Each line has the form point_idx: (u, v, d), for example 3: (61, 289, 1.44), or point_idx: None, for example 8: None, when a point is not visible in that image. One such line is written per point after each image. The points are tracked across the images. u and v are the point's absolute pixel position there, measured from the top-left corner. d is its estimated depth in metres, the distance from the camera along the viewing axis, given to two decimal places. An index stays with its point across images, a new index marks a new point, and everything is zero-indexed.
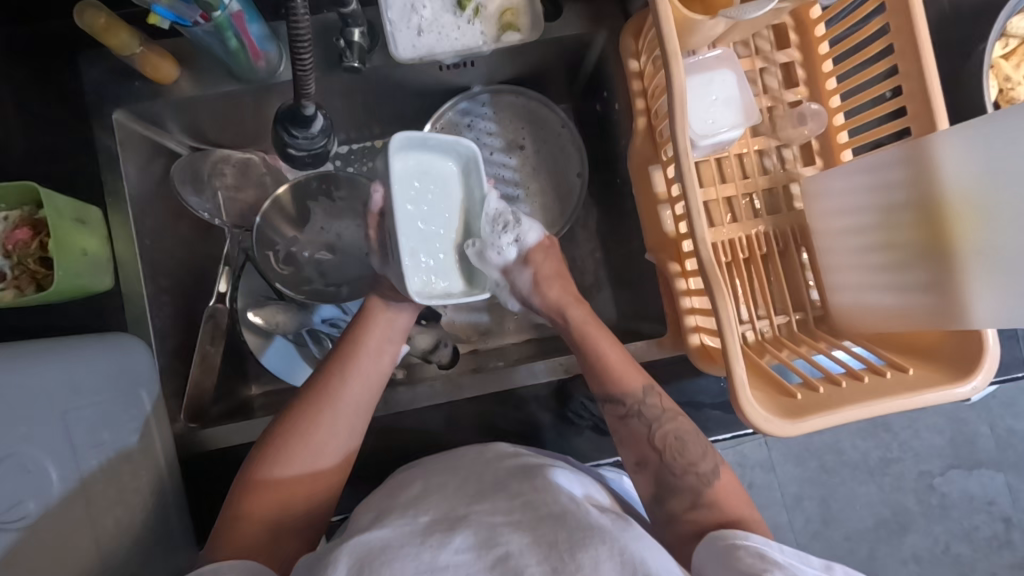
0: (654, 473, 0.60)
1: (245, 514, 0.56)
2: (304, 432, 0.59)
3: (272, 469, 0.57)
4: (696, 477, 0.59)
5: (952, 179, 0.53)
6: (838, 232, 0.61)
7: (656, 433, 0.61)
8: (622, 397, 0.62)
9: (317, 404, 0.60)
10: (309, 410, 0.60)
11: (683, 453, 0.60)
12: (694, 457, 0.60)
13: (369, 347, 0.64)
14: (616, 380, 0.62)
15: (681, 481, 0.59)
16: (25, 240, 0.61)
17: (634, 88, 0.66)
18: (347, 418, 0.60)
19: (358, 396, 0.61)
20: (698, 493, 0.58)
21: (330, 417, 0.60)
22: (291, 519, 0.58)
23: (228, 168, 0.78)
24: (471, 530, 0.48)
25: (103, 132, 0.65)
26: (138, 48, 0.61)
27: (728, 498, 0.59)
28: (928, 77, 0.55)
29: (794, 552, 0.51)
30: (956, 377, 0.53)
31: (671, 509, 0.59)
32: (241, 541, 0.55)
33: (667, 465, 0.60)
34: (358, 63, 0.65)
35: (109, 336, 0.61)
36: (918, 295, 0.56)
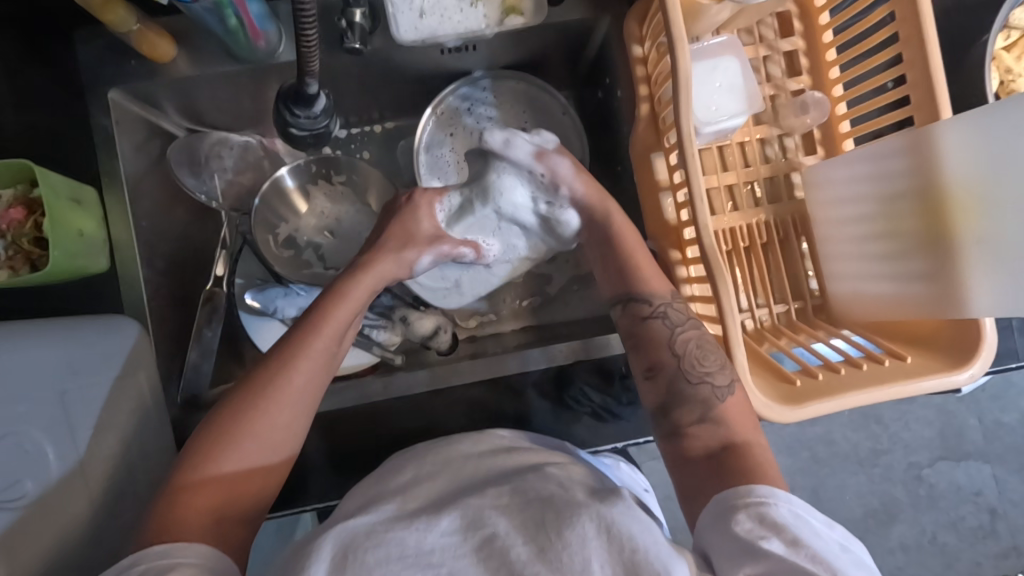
0: (668, 380, 0.59)
1: (186, 504, 0.51)
2: (256, 415, 0.55)
3: (225, 455, 0.53)
4: (712, 388, 0.56)
5: (952, 167, 0.53)
6: (836, 220, 0.61)
7: (677, 338, 0.60)
8: (646, 297, 0.63)
9: (275, 380, 0.56)
10: (269, 386, 0.56)
11: (702, 358, 0.58)
12: (712, 367, 0.57)
13: (333, 325, 0.61)
14: (634, 280, 0.65)
15: (693, 390, 0.57)
16: (19, 219, 0.60)
17: (638, 75, 0.65)
18: (311, 394, 0.57)
19: (317, 374, 0.58)
20: (709, 406, 0.56)
21: (292, 394, 0.56)
22: (237, 510, 0.53)
23: (226, 151, 0.77)
24: (457, 514, 0.49)
25: (99, 111, 0.65)
26: (135, 25, 0.60)
27: (740, 415, 0.55)
28: (933, 67, 0.55)
29: (800, 506, 0.47)
30: (955, 365, 0.54)
31: (677, 421, 0.57)
32: (184, 535, 0.49)
33: (683, 371, 0.58)
34: (359, 45, 0.64)
35: (106, 317, 0.57)
36: (916, 283, 0.56)
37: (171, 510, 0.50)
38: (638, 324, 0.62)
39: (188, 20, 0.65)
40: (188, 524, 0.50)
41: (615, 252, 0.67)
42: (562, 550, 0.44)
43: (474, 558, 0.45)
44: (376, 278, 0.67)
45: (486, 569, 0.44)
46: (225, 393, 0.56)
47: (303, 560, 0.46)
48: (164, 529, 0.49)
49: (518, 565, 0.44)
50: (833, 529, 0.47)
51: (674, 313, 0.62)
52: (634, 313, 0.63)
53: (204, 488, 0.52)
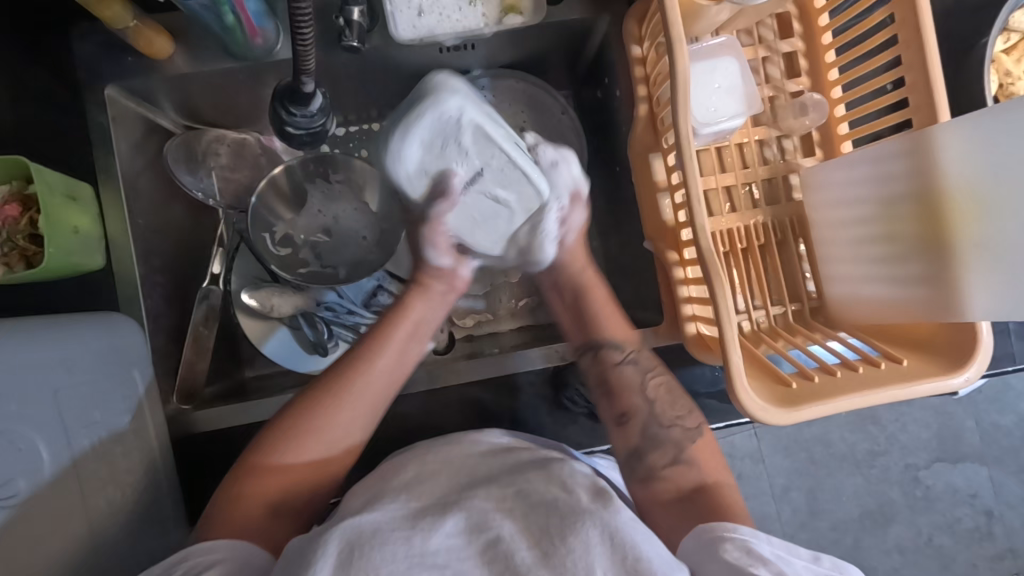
0: (642, 423, 0.65)
1: (246, 496, 0.56)
2: (320, 420, 0.59)
3: (286, 454, 0.58)
4: (682, 431, 0.64)
5: (952, 171, 0.53)
6: (834, 223, 0.61)
7: (648, 382, 0.66)
8: (615, 345, 0.69)
9: (342, 389, 0.61)
10: (334, 394, 0.60)
11: (673, 404, 0.65)
12: (681, 412, 0.65)
13: (398, 342, 0.65)
14: (594, 327, 0.71)
15: (666, 433, 0.64)
16: (15, 215, 0.60)
17: (636, 75, 0.65)
18: (372, 405, 0.61)
19: (381, 389, 0.62)
20: (680, 448, 0.63)
21: (354, 404, 0.61)
22: (292, 505, 0.58)
23: (223, 147, 0.76)
24: (462, 514, 0.49)
25: (96, 107, 0.65)
26: (132, 21, 0.60)
27: (706, 458, 0.63)
28: (932, 68, 0.54)
29: (781, 544, 0.50)
30: (952, 368, 0.54)
31: (652, 465, 0.63)
32: (240, 524, 0.55)
33: (654, 415, 0.65)
34: (357, 43, 0.64)
35: (104, 315, 0.59)
36: (914, 287, 0.56)
37: (234, 492, 0.56)
38: (608, 371, 0.67)
39: (186, 16, 0.65)
40: (243, 512, 0.55)
41: (581, 309, 0.72)
42: (565, 557, 0.44)
43: (479, 560, 0.46)
44: (433, 303, 0.71)
45: (490, 571, 0.45)
46: (296, 396, 0.61)
47: (305, 559, 0.46)
48: (226, 507, 0.56)
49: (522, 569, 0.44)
50: (818, 562, 0.50)
51: (645, 358, 0.68)
52: (602, 360, 0.68)
53: (264, 476, 0.57)
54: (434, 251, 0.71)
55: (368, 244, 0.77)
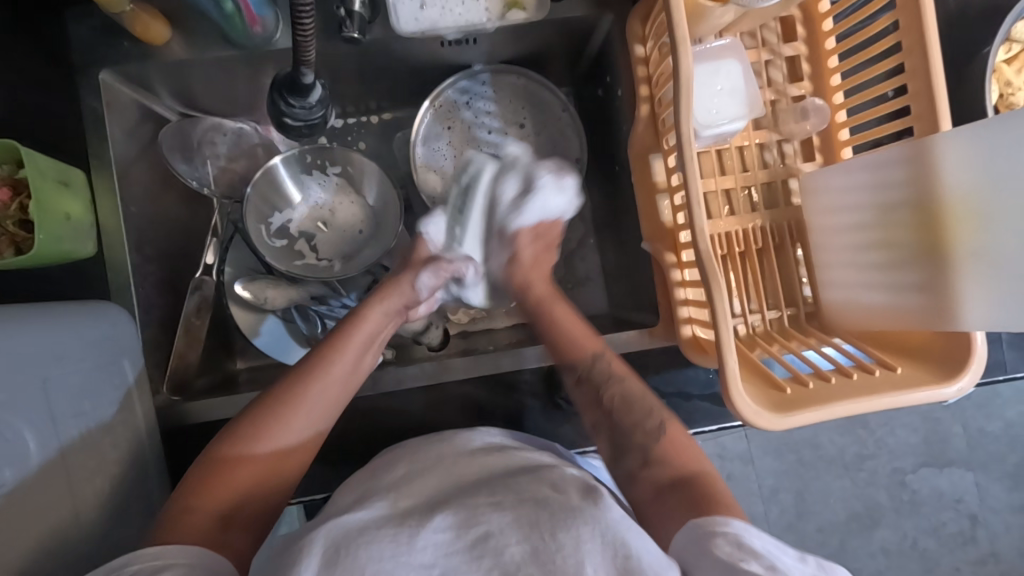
0: (608, 433, 0.63)
1: (197, 505, 0.53)
2: (271, 426, 0.57)
3: (238, 461, 0.55)
4: (645, 432, 0.61)
5: (951, 179, 0.52)
6: (829, 230, 0.62)
7: (605, 394, 0.64)
8: (572, 364, 0.66)
9: (295, 393, 0.58)
10: (289, 397, 0.58)
11: (630, 411, 0.63)
12: (640, 416, 0.62)
13: (354, 347, 0.63)
14: (559, 351, 0.67)
15: (630, 437, 0.62)
16: (4, 201, 0.58)
17: (639, 75, 0.65)
18: (325, 410, 0.59)
19: (333, 395, 0.60)
20: (647, 448, 0.60)
21: (309, 408, 0.58)
22: (245, 518, 0.55)
23: (220, 136, 0.75)
24: (451, 512, 0.48)
25: (90, 93, 0.64)
26: (128, 6, 0.59)
27: (680, 451, 0.60)
28: (935, 76, 0.54)
29: (773, 541, 0.49)
30: (944, 377, 0.54)
31: (628, 468, 0.61)
32: (192, 534, 0.51)
33: (617, 426, 0.63)
34: (358, 34, 0.63)
35: (86, 306, 0.58)
36: (911, 294, 0.56)
37: (193, 498, 0.53)
38: (572, 393, 0.66)
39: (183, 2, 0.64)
40: (194, 523, 0.52)
41: (545, 322, 0.70)
42: (556, 554, 0.44)
43: (466, 556, 0.45)
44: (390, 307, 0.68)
45: (478, 568, 0.44)
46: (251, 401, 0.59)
47: (293, 560, 0.46)
48: (174, 517, 0.52)
49: (512, 566, 0.44)
50: (807, 562, 0.48)
51: (601, 367, 0.65)
52: (568, 384, 0.66)
53: (215, 482, 0.54)
54: (430, 276, 0.71)
55: (365, 239, 0.75)
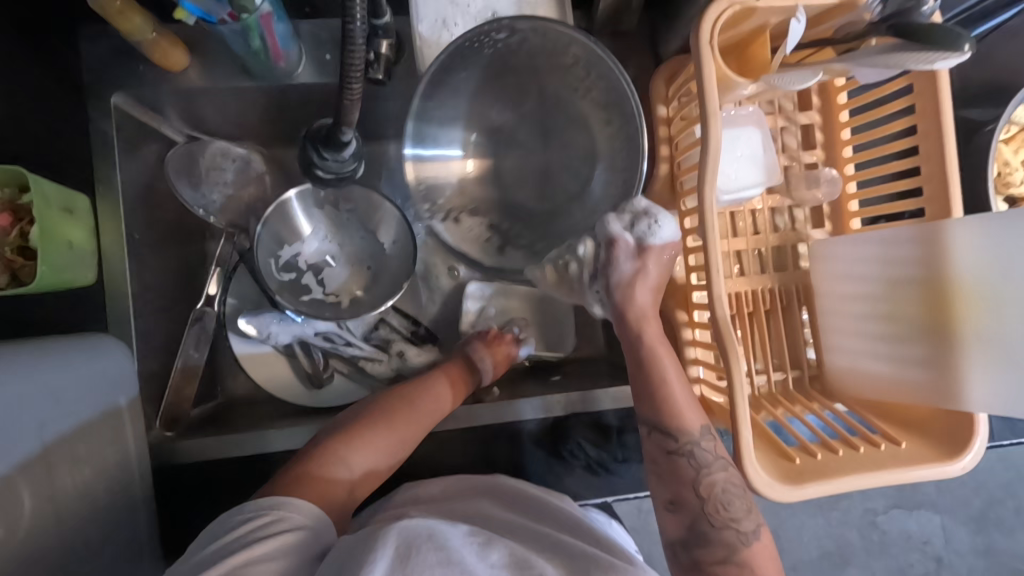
0: (689, 518, 0.56)
1: (318, 477, 0.54)
2: (376, 428, 0.60)
3: (349, 451, 0.57)
4: (736, 533, 0.55)
5: (962, 264, 0.54)
6: (839, 297, 0.63)
7: (701, 480, 0.56)
8: (677, 434, 0.58)
9: (397, 405, 0.62)
10: (392, 409, 0.62)
11: (728, 506, 0.55)
12: (737, 513, 0.55)
13: (448, 389, 0.66)
14: (674, 416, 0.59)
15: (717, 534, 0.55)
16: (4, 226, 0.56)
17: (660, 134, 0.66)
18: (417, 429, 0.62)
19: (427, 416, 0.63)
20: (733, 550, 0.54)
21: (406, 424, 0.61)
22: (338, 509, 0.54)
23: (227, 162, 0.71)
24: (504, 550, 0.46)
25: (99, 114, 0.63)
26: (152, 33, 0.57)
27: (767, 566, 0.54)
28: (949, 162, 0.56)
29: None
30: (947, 455, 0.55)
31: (699, 559, 0.55)
32: (306, 498, 0.51)
33: (706, 514, 0.55)
34: (383, 76, 0.62)
35: (88, 338, 0.58)
36: (914, 370, 0.58)
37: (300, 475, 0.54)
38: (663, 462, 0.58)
39: (203, 31, 0.62)
40: (312, 492, 0.52)
41: (643, 378, 0.61)
42: None
43: None
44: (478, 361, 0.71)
45: None
46: (359, 407, 0.63)
47: (357, 560, 0.43)
48: (293, 483, 0.53)
49: None
50: None
51: (704, 451, 0.58)
52: (660, 446, 0.59)
53: (325, 480, 0.54)
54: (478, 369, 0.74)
55: (373, 275, 0.75)
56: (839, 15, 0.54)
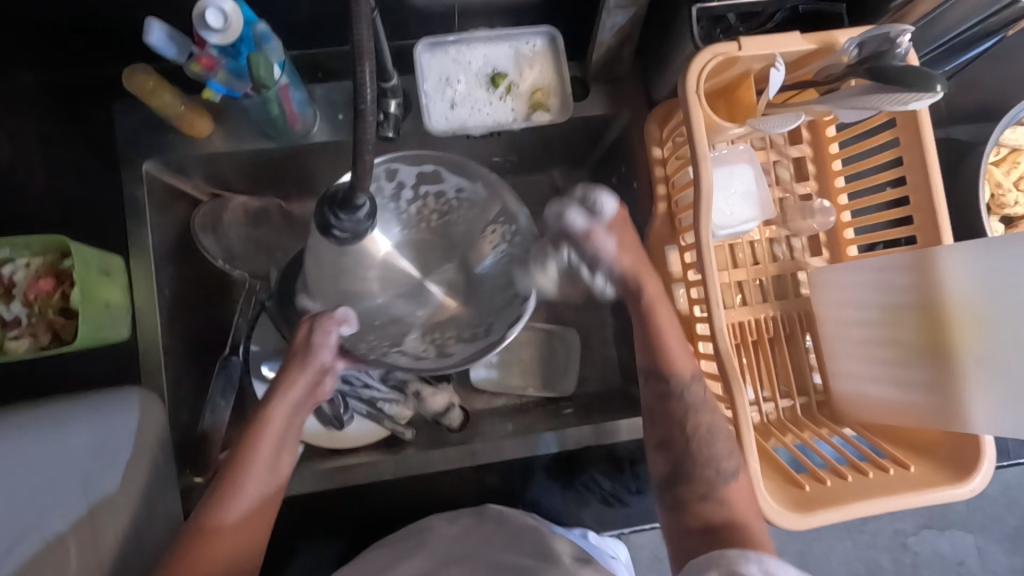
0: (674, 455, 0.60)
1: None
2: (239, 476, 0.56)
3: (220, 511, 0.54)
4: (717, 471, 0.58)
5: (956, 290, 0.56)
6: (840, 323, 0.65)
7: (689, 418, 0.60)
8: (668, 375, 0.61)
9: (252, 441, 0.57)
10: (249, 444, 0.57)
11: (710, 444, 0.59)
12: (720, 452, 0.58)
13: (291, 401, 0.60)
14: (671, 360, 0.62)
15: (698, 471, 0.58)
16: (47, 289, 0.61)
17: (657, 175, 0.69)
18: (281, 452, 0.59)
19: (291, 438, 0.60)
20: (712, 486, 0.57)
21: (266, 455, 0.57)
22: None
23: (246, 217, 0.77)
24: None
25: (131, 180, 0.67)
26: (180, 107, 0.62)
27: (739, 512, 0.56)
28: (935, 191, 0.58)
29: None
30: (956, 478, 0.56)
31: (681, 494, 0.59)
32: None
33: (690, 453, 0.59)
34: (392, 133, 0.67)
35: (120, 391, 0.60)
36: (918, 393, 0.59)
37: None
38: (670, 403, 0.61)
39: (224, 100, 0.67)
40: None
41: (648, 328, 0.63)
42: None
43: None
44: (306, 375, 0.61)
45: None
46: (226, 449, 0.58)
47: None
48: None
49: None
50: None
51: (693, 393, 0.61)
52: (667, 394, 0.61)
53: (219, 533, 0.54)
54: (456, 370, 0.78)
55: None
56: (815, 60, 0.58)
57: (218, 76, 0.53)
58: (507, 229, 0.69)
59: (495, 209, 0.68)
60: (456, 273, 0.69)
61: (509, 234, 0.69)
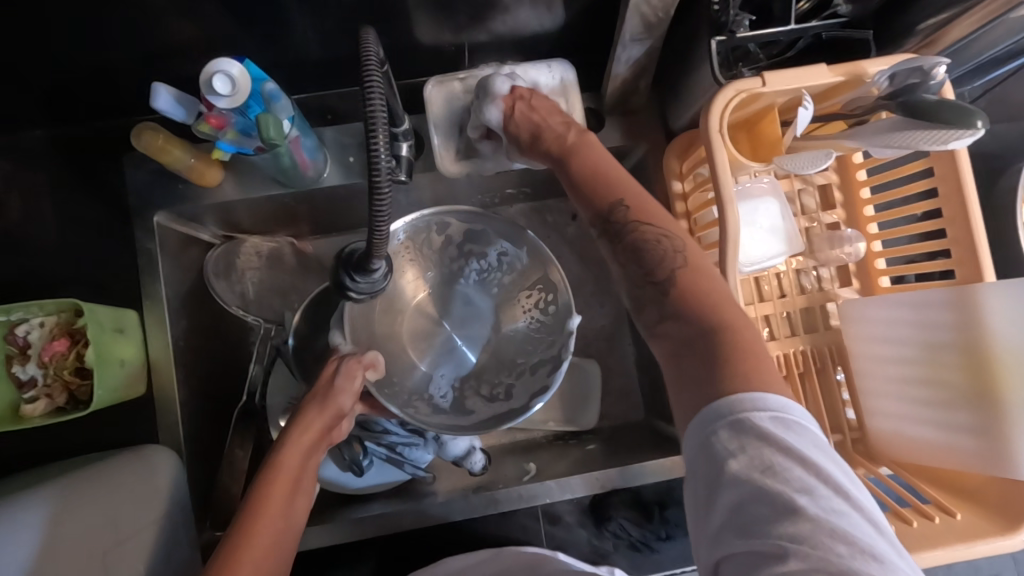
0: (637, 288, 0.52)
1: None
2: (250, 536, 0.49)
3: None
4: (671, 244, 0.51)
5: (1000, 330, 0.53)
6: (873, 360, 0.62)
7: (632, 231, 0.52)
8: (619, 200, 0.53)
9: (262, 494, 0.51)
10: (257, 497, 0.51)
11: (641, 258, 0.51)
12: (652, 262, 0.51)
13: (304, 446, 0.55)
14: (594, 188, 0.55)
15: (650, 246, 0.51)
16: (62, 351, 0.60)
17: (677, 209, 0.67)
18: (291, 505, 0.52)
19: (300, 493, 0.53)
20: (664, 302, 0.50)
21: (273, 511, 0.50)
22: None
23: (259, 258, 0.76)
24: None
25: (143, 233, 0.66)
26: (189, 160, 0.61)
27: (699, 298, 0.48)
28: (975, 224, 0.56)
29: (794, 435, 0.41)
30: (1006, 527, 0.53)
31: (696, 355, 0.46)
32: None
33: (635, 262, 0.52)
34: (405, 176, 0.65)
35: (141, 450, 0.60)
36: (963, 436, 0.56)
37: None
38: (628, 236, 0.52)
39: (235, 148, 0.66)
40: None
41: (585, 171, 0.55)
42: None
43: None
44: (320, 424, 0.56)
45: None
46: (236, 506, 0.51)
47: None
48: None
49: None
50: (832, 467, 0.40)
51: (653, 233, 0.51)
52: (616, 231, 0.53)
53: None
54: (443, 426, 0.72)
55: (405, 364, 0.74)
56: (843, 91, 0.55)
57: (227, 136, 0.51)
58: (545, 297, 0.70)
59: (527, 275, 0.71)
60: (487, 331, 0.74)
61: (545, 303, 0.70)
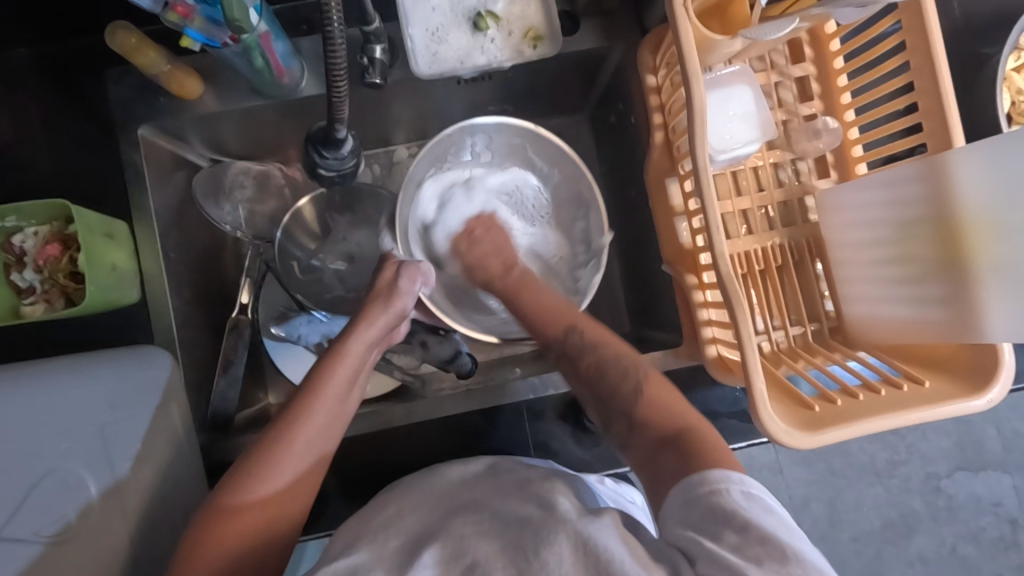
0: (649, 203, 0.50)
1: (249, 500, 0.53)
2: (312, 404, 0.58)
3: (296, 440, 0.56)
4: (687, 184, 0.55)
5: (968, 196, 0.53)
6: (850, 245, 0.63)
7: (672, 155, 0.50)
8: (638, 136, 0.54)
9: (326, 372, 0.61)
10: (323, 373, 0.61)
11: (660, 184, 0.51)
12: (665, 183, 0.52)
13: (360, 338, 0.65)
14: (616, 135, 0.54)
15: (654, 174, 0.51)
16: (55, 254, 0.63)
17: (652, 104, 0.67)
18: (347, 387, 0.61)
19: (352, 381, 0.62)
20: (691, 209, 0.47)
21: (333, 386, 0.60)
22: (274, 533, 0.54)
23: (249, 179, 0.77)
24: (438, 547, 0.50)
25: (128, 147, 0.67)
26: (166, 66, 0.62)
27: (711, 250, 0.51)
28: (946, 95, 0.56)
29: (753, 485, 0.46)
30: (973, 391, 0.54)
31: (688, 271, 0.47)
32: (224, 542, 0.51)
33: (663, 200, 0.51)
34: (380, 79, 0.66)
35: (137, 349, 0.63)
36: (933, 308, 0.56)
37: (220, 506, 0.52)
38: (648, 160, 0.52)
39: (215, 59, 0.68)
40: (242, 522, 0.52)
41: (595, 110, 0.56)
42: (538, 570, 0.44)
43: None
44: (373, 328, 0.67)
45: None
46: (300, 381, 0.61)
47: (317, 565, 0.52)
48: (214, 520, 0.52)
49: None
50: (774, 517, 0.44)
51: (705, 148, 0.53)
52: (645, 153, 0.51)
53: (244, 513, 0.52)
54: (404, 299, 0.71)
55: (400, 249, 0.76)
56: None
57: (194, 23, 0.54)
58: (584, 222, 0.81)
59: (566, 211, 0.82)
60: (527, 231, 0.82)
61: (580, 225, 0.82)
